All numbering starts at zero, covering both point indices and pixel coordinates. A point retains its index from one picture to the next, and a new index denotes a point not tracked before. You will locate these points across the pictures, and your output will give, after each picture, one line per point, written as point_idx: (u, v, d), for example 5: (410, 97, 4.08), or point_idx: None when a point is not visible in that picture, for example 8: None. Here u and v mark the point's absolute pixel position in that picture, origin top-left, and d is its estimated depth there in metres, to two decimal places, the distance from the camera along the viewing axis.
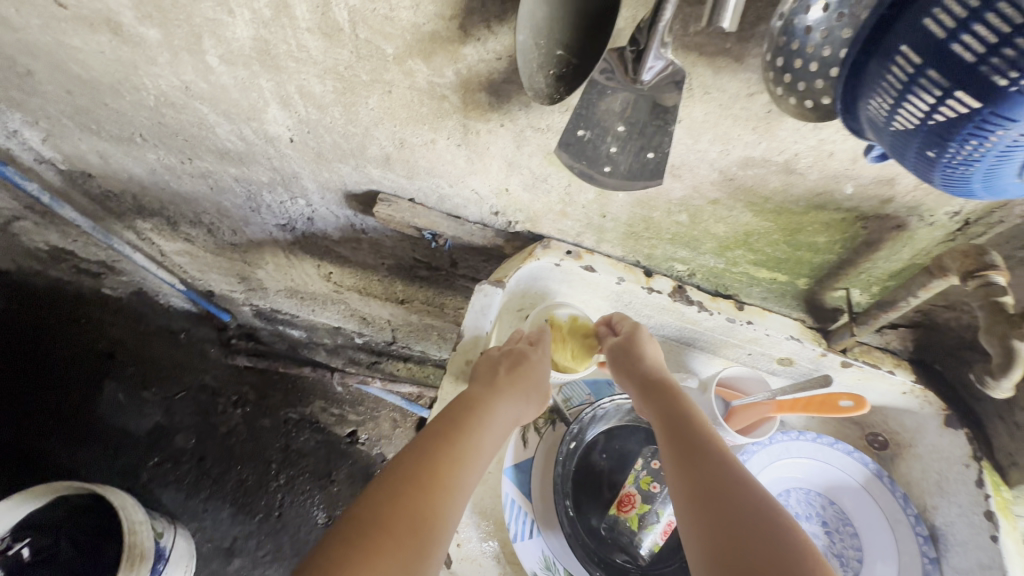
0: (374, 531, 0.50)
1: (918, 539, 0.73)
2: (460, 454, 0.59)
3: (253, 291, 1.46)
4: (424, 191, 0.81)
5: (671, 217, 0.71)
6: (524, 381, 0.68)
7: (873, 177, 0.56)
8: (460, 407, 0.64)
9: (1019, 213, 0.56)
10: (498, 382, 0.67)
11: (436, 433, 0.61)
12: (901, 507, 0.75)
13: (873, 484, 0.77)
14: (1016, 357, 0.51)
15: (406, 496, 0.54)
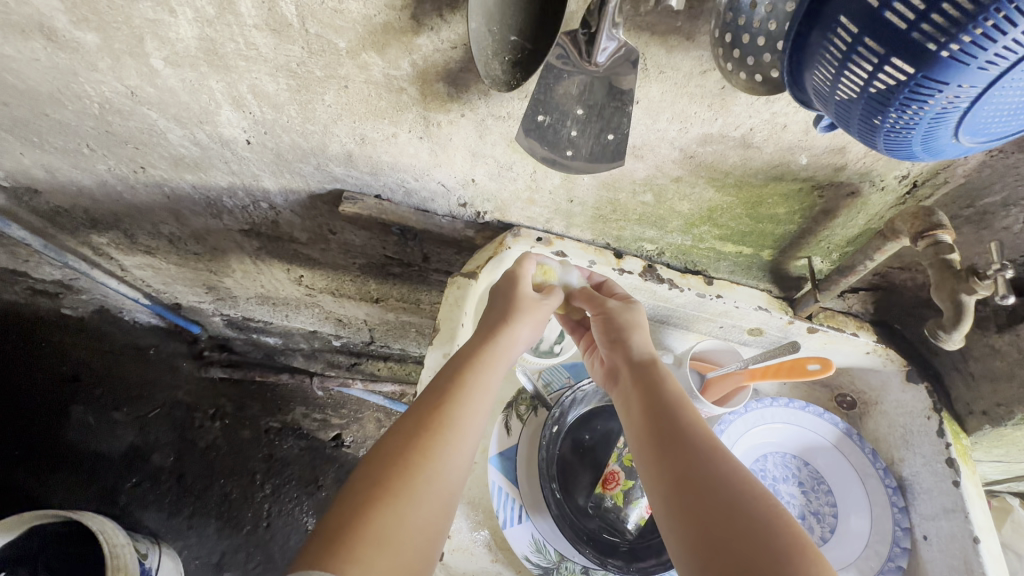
0: (378, 500, 0.48)
1: (887, 491, 0.77)
2: (457, 414, 0.57)
3: (222, 301, 1.43)
4: (390, 187, 0.80)
5: (636, 198, 0.72)
6: (524, 325, 0.66)
7: (825, 147, 0.58)
8: (447, 379, 0.60)
9: (962, 173, 0.59)
10: (495, 331, 0.65)
11: (431, 396, 0.59)
12: (870, 462, 0.79)
13: (843, 443, 0.81)
14: (964, 312, 0.54)
15: (393, 480, 0.50)
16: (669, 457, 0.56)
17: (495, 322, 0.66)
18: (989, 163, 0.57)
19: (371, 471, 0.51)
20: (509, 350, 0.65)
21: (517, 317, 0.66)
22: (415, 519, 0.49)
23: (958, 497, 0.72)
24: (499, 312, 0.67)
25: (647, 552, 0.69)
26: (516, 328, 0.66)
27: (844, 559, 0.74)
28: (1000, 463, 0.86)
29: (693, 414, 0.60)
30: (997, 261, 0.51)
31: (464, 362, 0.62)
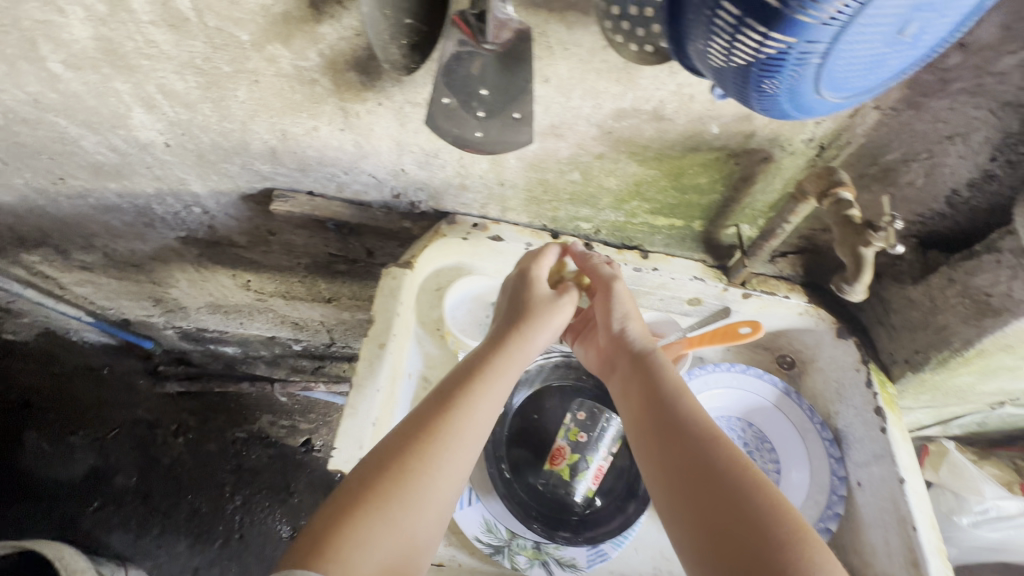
0: (368, 504, 0.50)
1: (824, 443, 0.81)
2: (459, 419, 0.58)
3: (172, 313, 1.39)
4: (321, 181, 0.79)
5: (565, 176, 0.73)
6: (537, 330, 0.68)
7: (733, 115, 0.60)
8: (453, 384, 0.61)
9: (862, 132, 0.61)
10: (506, 336, 0.66)
11: (436, 399, 0.60)
12: (808, 418, 0.83)
13: (783, 401, 0.84)
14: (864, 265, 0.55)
15: (383, 483, 0.52)
16: (670, 446, 0.58)
17: (506, 330, 0.67)
18: (884, 121, 0.59)
19: (362, 475, 0.52)
20: (520, 354, 0.67)
21: (530, 327, 0.67)
22: (405, 525, 0.50)
23: (885, 443, 0.75)
24: (511, 317, 0.68)
25: (597, 522, 0.70)
26: (528, 337, 0.67)
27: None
28: (931, 408, 0.90)
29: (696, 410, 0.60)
30: (889, 214, 0.54)
31: (472, 371, 0.63)
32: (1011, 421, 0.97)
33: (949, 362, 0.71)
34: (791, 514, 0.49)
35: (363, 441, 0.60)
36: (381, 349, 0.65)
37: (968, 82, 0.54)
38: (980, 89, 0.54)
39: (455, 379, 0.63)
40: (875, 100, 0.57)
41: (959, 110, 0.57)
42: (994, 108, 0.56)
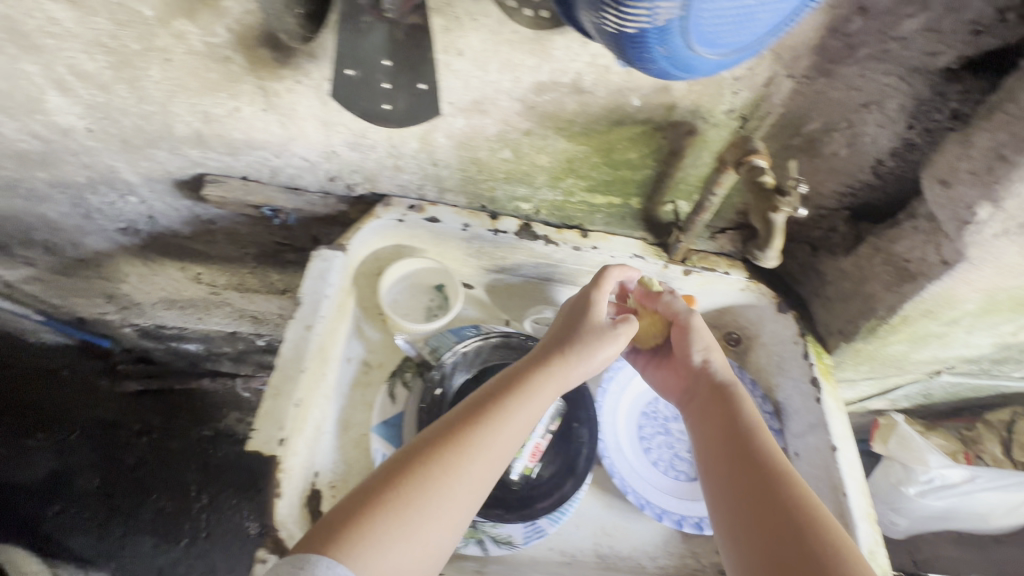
0: (390, 501, 0.52)
1: (765, 415, 0.81)
2: (490, 434, 0.59)
3: (128, 310, 1.37)
4: (253, 166, 0.78)
5: (496, 155, 0.73)
6: (582, 356, 0.67)
7: (651, 86, 0.60)
8: (492, 396, 0.62)
9: (779, 102, 0.61)
10: (551, 356, 0.67)
11: (472, 409, 0.61)
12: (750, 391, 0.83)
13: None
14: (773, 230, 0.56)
15: (409, 485, 0.54)
16: (743, 480, 0.63)
17: (554, 349, 0.68)
18: (800, 90, 0.60)
19: (395, 471, 0.55)
20: (561, 377, 0.66)
21: (574, 350, 0.67)
22: (421, 528, 0.52)
23: (819, 412, 0.76)
24: (561, 339, 0.69)
25: (535, 498, 0.71)
26: (574, 360, 0.67)
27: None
28: (873, 380, 0.91)
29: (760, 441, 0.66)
30: (797, 177, 0.55)
31: (513, 384, 0.64)
32: (954, 391, 0.99)
33: (877, 331, 0.72)
34: (852, 557, 0.53)
35: (284, 421, 0.58)
36: (307, 330, 0.65)
37: (873, 48, 0.54)
38: (886, 55, 0.55)
39: (504, 391, 0.64)
40: (787, 68, 0.57)
41: (870, 77, 0.57)
42: (902, 74, 0.56)
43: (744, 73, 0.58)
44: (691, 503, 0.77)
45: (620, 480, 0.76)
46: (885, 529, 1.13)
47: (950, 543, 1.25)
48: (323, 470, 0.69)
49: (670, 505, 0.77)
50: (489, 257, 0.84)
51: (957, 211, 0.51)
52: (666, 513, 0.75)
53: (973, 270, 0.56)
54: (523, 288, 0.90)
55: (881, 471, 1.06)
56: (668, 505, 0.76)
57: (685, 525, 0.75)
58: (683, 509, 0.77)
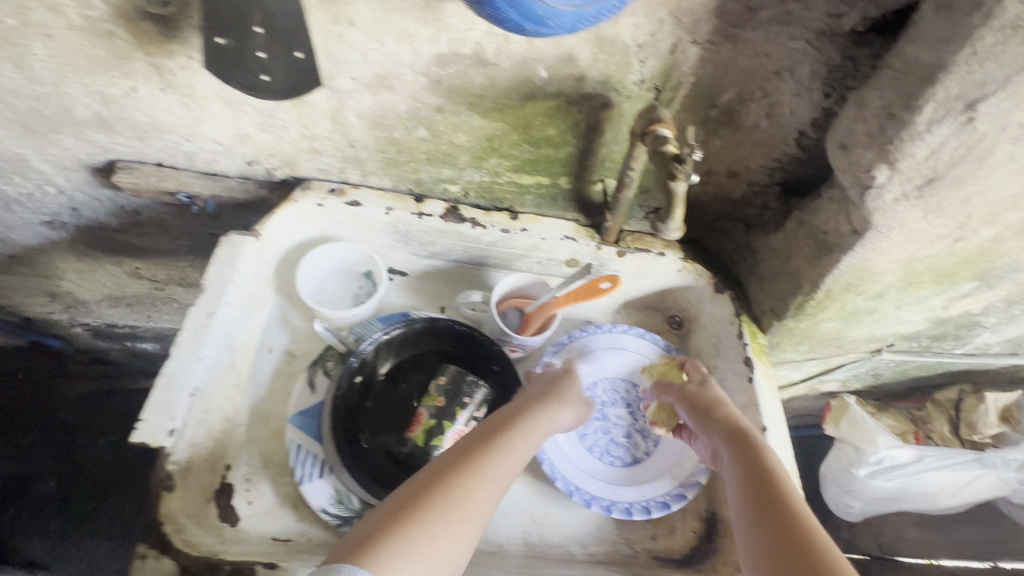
0: (411, 515, 0.52)
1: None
2: (499, 462, 0.59)
3: (74, 309, 1.33)
4: (166, 151, 0.75)
5: (412, 134, 0.70)
6: (569, 403, 0.70)
7: (555, 55, 0.58)
8: (500, 428, 0.64)
9: (689, 71, 0.60)
10: (546, 397, 0.69)
11: (483, 439, 0.62)
12: None
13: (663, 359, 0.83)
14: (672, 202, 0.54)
15: (429, 503, 0.54)
16: (760, 508, 0.58)
17: (542, 390, 0.71)
18: (707, 57, 0.58)
19: (413, 493, 0.55)
20: (555, 419, 0.68)
21: (565, 396, 0.70)
22: (435, 545, 0.51)
23: (751, 393, 0.74)
24: (551, 385, 0.72)
25: None
26: (563, 404, 0.70)
27: (660, 466, 0.77)
28: (816, 360, 0.89)
29: (757, 448, 0.64)
30: (694, 147, 0.52)
31: (513, 421, 0.65)
32: (902, 370, 0.98)
33: (806, 308, 0.71)
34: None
35: (176, 411, 0.56)
36: (209, 318, 0.62)
37: (775, 10, 0.53)
38: (789, 17, 0.53)
39: (509, 417, 0.66)
40: (690, 33, 0.55)
41: (776, 42, 0.55)
42: (808, 39, 0.55)
43: (647, 39, 0.56)
44: (623, 489, 0.75)
45: (549, 467, 0.74)
46: (840, 511, 1.12)
47: (911, 525, 1.24)
48: (235, 463, 0.67)
49: (600, 490, 0.74)
50: (417, 241, 0.81)
51: (857, 175, 0.49)
52: (595, 499, 0.73)
53: (883, 239, 0.54)
54: (459, 274, 0.88)
55: (834, 454, 1.05)
56: (598, 492, 0.74)
57: (614, 511, 0.72)
58: (614, 495, 0.74)
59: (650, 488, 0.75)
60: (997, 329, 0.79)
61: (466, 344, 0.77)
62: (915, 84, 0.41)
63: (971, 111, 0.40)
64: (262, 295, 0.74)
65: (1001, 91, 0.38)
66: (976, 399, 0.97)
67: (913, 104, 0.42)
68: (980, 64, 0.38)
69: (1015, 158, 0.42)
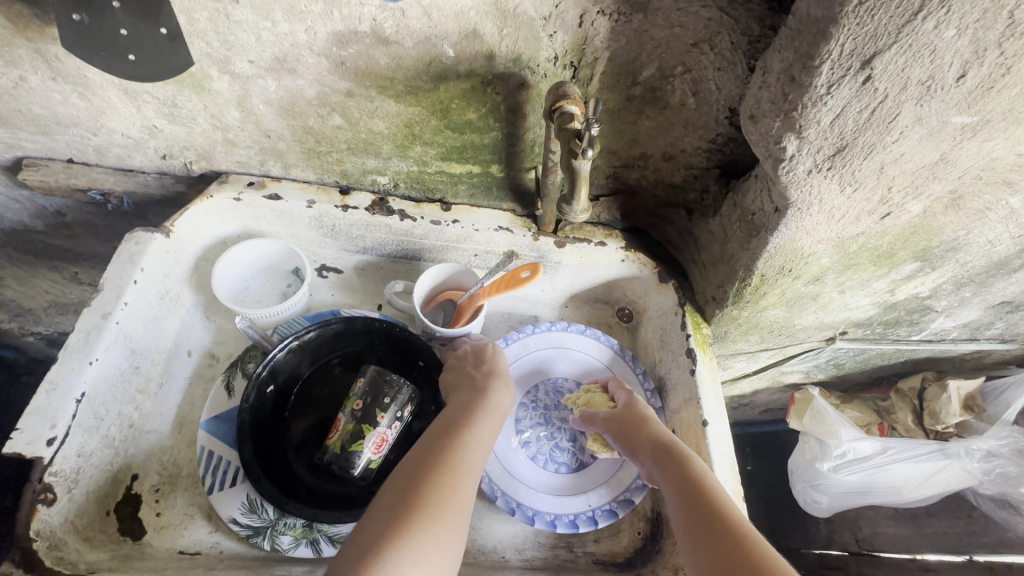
0: (406, 515, 0.48)
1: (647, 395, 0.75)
2: (469, 447, 0.56)
3: (22, 317, 1.29)
4: (74, 146, 0.72)
5: (327, 122, 0.67)
6: (510, 387, 0.67)
7: (458, 31, 0.55)
8: (459, 414, 0.60)
9: (602, 44, 0.56)
10: (492, 380, 0.66)
11: (446, 427, 0.58)
12: (631, 369, 0.77)
13: (607, 355, 0.79)
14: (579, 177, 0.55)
15: (418, 498, 0.50)
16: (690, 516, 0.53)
17: (484, 374, 0.67)
18: (619, 30, 0.55)
19: (394, 501, 0.50)
20: (505, 402, 0.65)
21: (506, 379, 0.67)
22: (437, 540, 0.48)
23: (693, 386, 0.71)
24: (487, 368, 0.68)
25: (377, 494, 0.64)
26: (506, 385, 0.67)
27: (606, 471, 0.72)
28: (770, 350, 0.86)
29: (682, 456, 0.59)
30: (594, 119, 0.50)
31: (468, 405, 0.61)
32: (864, 360, 0.94)
33: (744, 295, 0.66)
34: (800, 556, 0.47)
35: (57, 418, 0.53)
36: (104, 319, 0.59)
37: None
38: None
39: (463, 406, 0.62)
40: (596, 3, 0.52)
41: (689, 11, 0.52)
42: (722, 7, 0.51)
43: (552, 12, 0.54)
44: (567, 500, 0.70)
45: (489, 484, 0.68)
46: (807, 507, 1.08)
47: (885, 519, 1.21)
48: (142, 473, 0.63)
49: (544, 504, 0.69)
50: (345, 236, 0.77)
51: (769, 148, 0.45)
52: (539, 514, 0.68)
53: (805, 217, 0.50)
54: (395, 271, 0.83)
55: (799, 448, 1.01)
56: (541, 505, 0.69)
57: (559, 525, 0.68)
58: (558, 507, 0.69)
59: (596, 496, 0.70)
60: (950, 313, 0.76)
61: (393, 345, 0.73)
62: (812, 42, 0.38)
63: (868, 68, 0.37)
64: (177, 294, 0.70)
65: (896, 44, 0.35)
66: (938, 387, 0.93)
67: (810, 65, 0.38)
68: (870, 15, 0.34)
69: (924, 121, 0.39)
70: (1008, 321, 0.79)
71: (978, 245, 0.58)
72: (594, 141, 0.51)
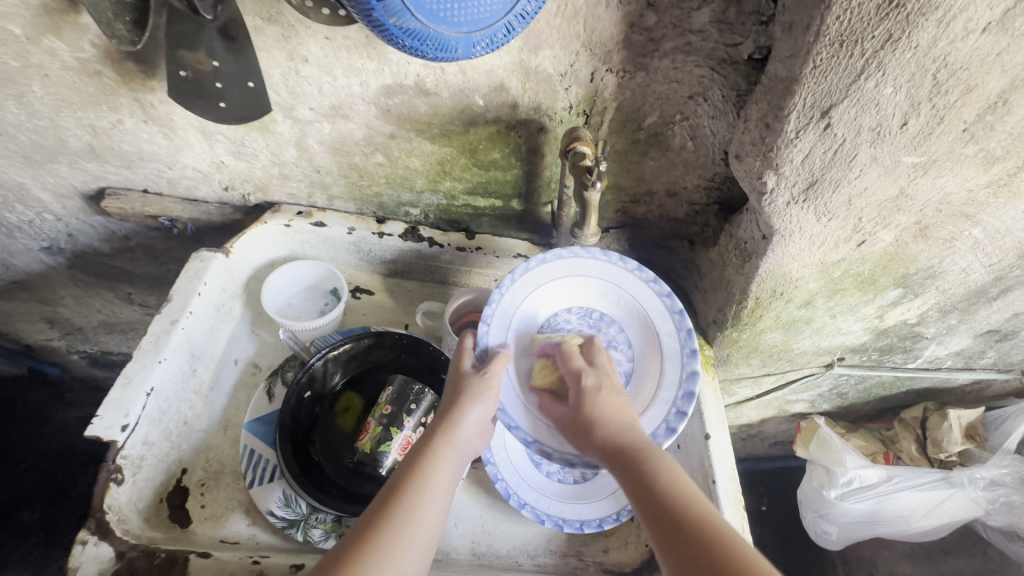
0: None
1: (675, 319, 0.68)
2: (412, 505, 0.51)
3: (72, 336, 1.38)
4: (151, 178, 0.83)
5: (370, 159, 0.77)
6: (475, 410, 0.60)
7: (488, 85, 0.65)
8: (406, 464, 0.56)
9: (610, 96, 0.66)
10: (449, 415, 0.60)
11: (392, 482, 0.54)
12: (641, 280, 0.70)
13: (618, 276, 0.70)
14: (590, 206, 0.65)
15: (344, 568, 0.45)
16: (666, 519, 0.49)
17: (448, 405, 0.61)
18: (625, 84, 0.64)
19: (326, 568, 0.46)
20: (461, 439, 0.59)
21: (469, 403, 0.61)
22: None
23: (696, 402, 0.75)
24: (451, 397, 0.62)
25: None
26: (467, 412, 0.60)
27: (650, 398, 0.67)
28: (772, 375, 0.91)
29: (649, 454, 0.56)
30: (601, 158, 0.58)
31: (417, 453, 0.57)
32: (865, 389, 0.98)
33: (742, 317, 0.72)
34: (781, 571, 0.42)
35: (130, 407, 0.60)
36: (172, 325, 0.67)
37: (676, 41, 0.58)
38: (689, 47, 0.58)
39: (416, 452, 0.57)
40: (605, 63, 0.62)
41: (684, 70, 0.61)
42: (712, 66, 0.59)
43: (568, 69, 0.63)
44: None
45: (534, 512, 0.72)
46: (818, 538, 1.09)
47: (903, 559, 1.18)
48: (191, 467, 0.69)
49: (582, 511, 0.73)
50: (381, 260, 0.87)
51: (753, 182, 0.53)
52: (586, 522, 0.72)
53: (790, 243, 0.57)
54: (421, 293, 0.91)
55: (807, 476, 1.04)
56: (584, 513, 0.73)
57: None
58: (598, 510, 0.73)
59: None
60: (941, 341, 0.80)
61: (418, 357, 0.79)
62: (781, 96, 0.46)
63: (827, 118, 0.45)
64: (230, 307, 0.78)
65: (846, 98, 0.43)
66: (940, 417, 0.96)
67: (781, 114, 0.46)
68: (824, 77, 0.43)
69: (879, 160, 0.47)
70: (999, 350, 0.84)
71: (953, 273, 0.64)
72: (603, 175, 0.60)
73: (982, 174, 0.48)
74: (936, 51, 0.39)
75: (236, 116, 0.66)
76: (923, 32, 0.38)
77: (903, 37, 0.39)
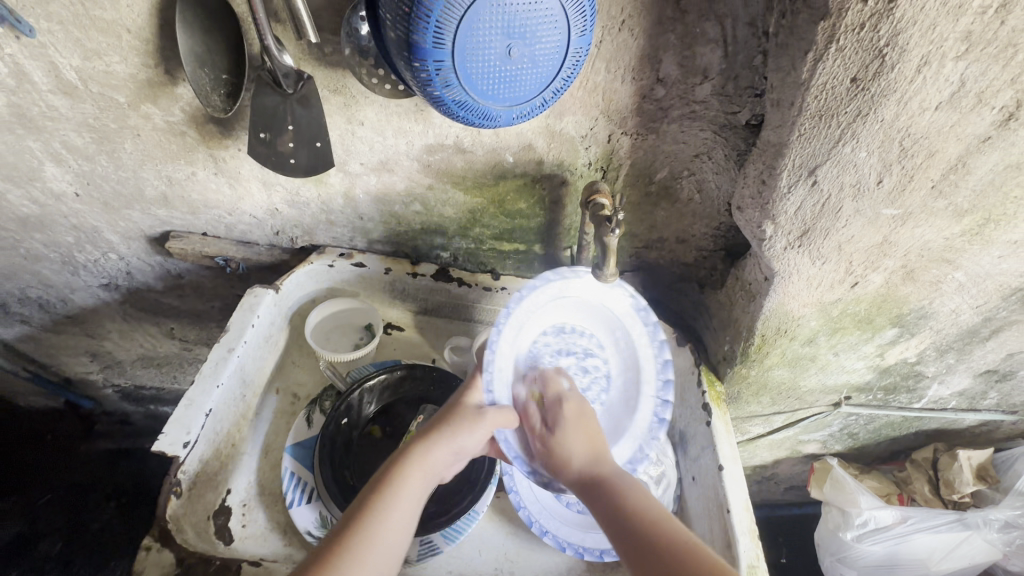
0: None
1: (654, 346, 0.72)
2: (383, 518, 0.56)
3: (109, 369, 1.42)
4: (211, 223, 0.93)
5: (409, 208, 0.86)
6: (460, 433, 0.64)
7: (517, 145, 0.74)
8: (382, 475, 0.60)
9: (625, 154, 0.75)
10: (430, 433, 0.64)
11: (367, 492, 0.58)
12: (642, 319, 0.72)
13: (582, 288, 0.72)
14: (608, 249, 0.67)
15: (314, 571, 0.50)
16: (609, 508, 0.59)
17: (432, 425, 0.66)
18: (637, 144, 0.73)
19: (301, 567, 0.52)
20: (444, 456, 0.63)
21: (453, 426, 0.65)
22: None
23: (710, 435, 0.77)
24: (438, 420, 0.66)
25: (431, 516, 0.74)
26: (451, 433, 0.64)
27: (630, 391, 0.72)
28: (783, 413, 0.95)
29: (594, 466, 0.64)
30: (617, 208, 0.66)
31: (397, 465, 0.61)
32: (875, 430, 1.01)
33: (750, 354, 0.77)
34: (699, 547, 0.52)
35: (191, 426, 0.67)
36: (228, 352, 0.74)
37: (681, 109, 0.67)
38: (694, 114, 0.67)
39: (393, 464, 0.62)
40: (620, 127, 0.71)
41: (690, 133, 0.70)
42: (715, 130, 0.68)
43: (587, 132, 0.72)
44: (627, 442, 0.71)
45: (555, 539, 0.75)
46: None
47: None
48: (235, 488, 0.74)
49: (601, 540, 0.76)
50: (413, 298, 0.94)
51: (753, 230, 0.60)
52: (606, 551, 0.74)
53: (789, 284, 0.64)
54: (447, 329, 0.98)
55: (822, 518, 1.05)
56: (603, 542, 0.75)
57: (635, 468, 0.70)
58: None
59: None
60: (943, 379, 0.84)
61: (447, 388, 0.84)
62: (774, 157, 0.54)
63: (813, 176, 0.53)
64: (276, 339, 0.85)
65: (828, 160, 0.51)
66: (950, 457, 0.99)
67: (775, 172, 0.54)
68: (808, 142, 0.51)
69: (862, 212, 0.54)
70: (1001, 391, 0.88)
71: (944, 313, 0.69)
72: (620, 224, 0.66)
73: (955, 224, 0.55)
74: (898, 124, 0.47)
75: (303, 169, 0.73)
76: (886, 108, 0.46)
77: (871, 113, 0.47)
